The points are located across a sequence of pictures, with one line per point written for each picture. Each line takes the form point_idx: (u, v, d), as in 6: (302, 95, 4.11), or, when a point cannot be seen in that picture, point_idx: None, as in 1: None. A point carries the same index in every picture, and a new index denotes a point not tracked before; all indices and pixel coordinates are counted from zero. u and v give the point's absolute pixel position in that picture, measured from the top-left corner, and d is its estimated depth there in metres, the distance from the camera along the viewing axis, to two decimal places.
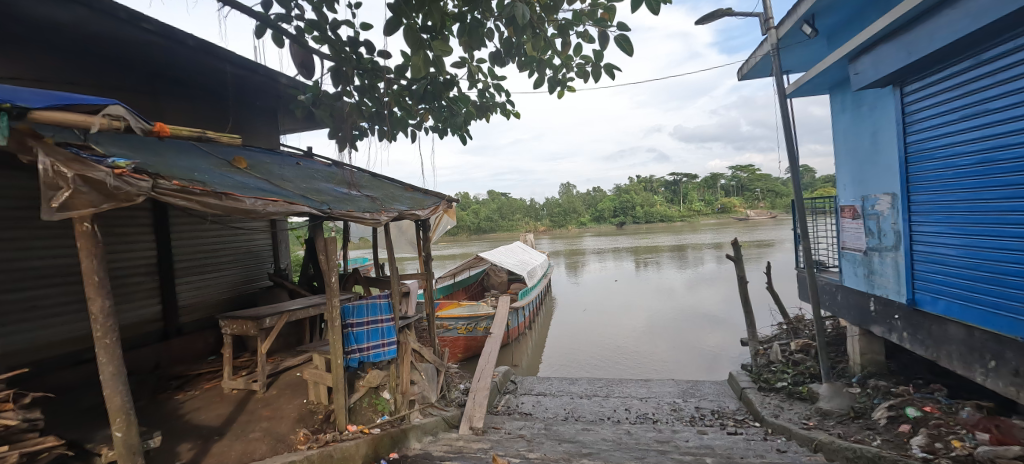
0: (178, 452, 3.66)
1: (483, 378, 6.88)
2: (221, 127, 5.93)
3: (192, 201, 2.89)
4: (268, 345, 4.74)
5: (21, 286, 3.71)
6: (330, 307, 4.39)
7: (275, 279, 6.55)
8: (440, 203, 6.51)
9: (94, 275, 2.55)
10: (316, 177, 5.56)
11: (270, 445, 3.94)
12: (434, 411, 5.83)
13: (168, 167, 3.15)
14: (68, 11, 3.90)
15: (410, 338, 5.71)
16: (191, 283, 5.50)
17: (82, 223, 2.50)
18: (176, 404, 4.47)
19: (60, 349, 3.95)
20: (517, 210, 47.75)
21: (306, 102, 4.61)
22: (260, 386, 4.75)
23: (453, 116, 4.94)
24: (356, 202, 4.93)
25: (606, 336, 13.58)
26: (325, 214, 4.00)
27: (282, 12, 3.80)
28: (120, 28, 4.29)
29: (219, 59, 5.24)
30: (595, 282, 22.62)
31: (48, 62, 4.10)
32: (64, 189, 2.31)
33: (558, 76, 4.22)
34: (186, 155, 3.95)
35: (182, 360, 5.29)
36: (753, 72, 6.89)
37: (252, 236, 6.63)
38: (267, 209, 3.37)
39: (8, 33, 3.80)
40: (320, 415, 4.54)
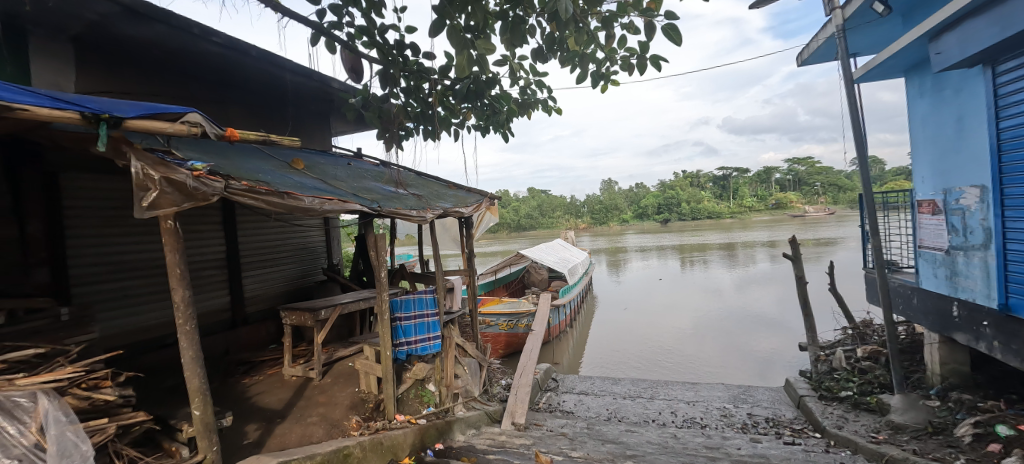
0: (246, 432, 3.97)
1: (525, 375, 6.92)
2: (280, 130, 6.31)
3: (258, 201, 3.11)
4: (323, 336, 5.01)
5: (116, 276, 4.16)
6: (380, 301, 4.58)
7: (329, 274, 6.92)
8: (484, 201, 6.58)
9: (177, 268, 2.83)
10: (366, 176, 5.80)
11: (326, 430, 4.18)
12: (477, 406, 5.94)
13: (236, 169, 3.41)
14: (152, 29, 4.30)
15: (454, 333, 5.85)
16: (254, 277, 5.92)
17: (167, 221, 2.77)
18: (244, 387, 4.84)
19: (148, 334, 4.39)
20: (558, 207, 47.47)
21: (356, 104, 4.82)
22: (316, 374, 5.04)
23: (495, 114, 4.97)
24: (403, 200, 5.09)
25: (650, 336, 13.20)
26: (375, 212, 4.16)
27: (335, 20, 4.00)
28: (194, 42, 4.66)
29: (279, 67, 5.57)
30: (638, 280, 22.05)
31: (133, 76, 4.55)
32: (152, 190, 2.56)
33: (602, 70, 4.12)
34: (251, 157, 4.25)
35: (248, 347, 5.71)
36: (815, 56, 6.42)
37: (308, 233, 7.02)
38: (323, 207, 3.56)
39: (101, 51, 4.27)
40: (371, 403, 4.76)
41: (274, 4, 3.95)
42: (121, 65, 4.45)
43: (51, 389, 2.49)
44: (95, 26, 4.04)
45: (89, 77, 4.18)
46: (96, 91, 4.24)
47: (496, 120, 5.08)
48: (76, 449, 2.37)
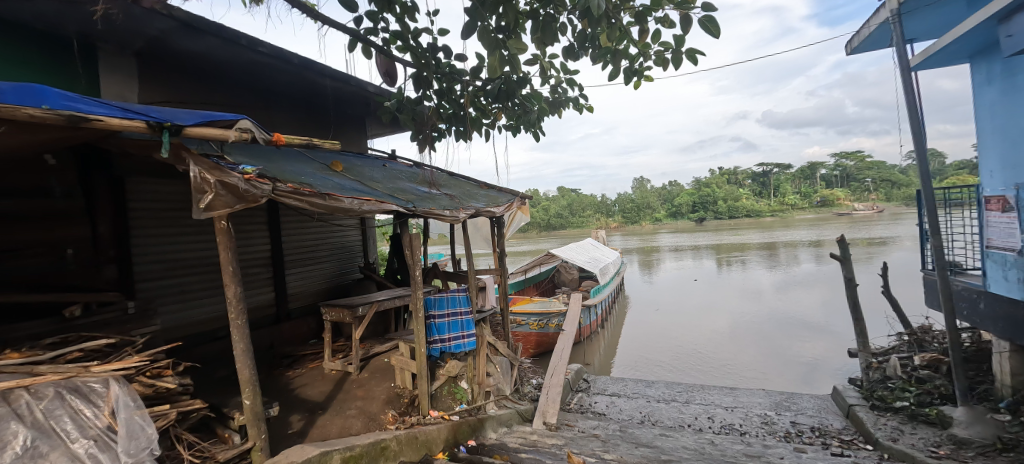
0: (290, 422, 4.18)
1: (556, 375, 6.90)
2: (319, 133, 6.54)
3: (303, 202, 3.26)
4: (361, 332, 5.19)
5: (175, 273, 4.46)
6: (415, 299, 4.69)
7: (365, 272, 7.14)
8: (515, 200, 6.61)
9: (229, 266, 3.01)
10: (400, 177, 5.95)
11: (364, 423, 4.33)
12: (509, 404, 5.98)
13: (281, 172, 3.59)
14: (205, 42, 4.56)
15: (487, 331, 5.94)
16: (297, 274, 6.19)
17: (220, 221, 2.95)
18: (287, 380, 5.09)
19: (203, 327, 4.68)
20: (589, 206, 46.90)
21: (390, 107, 4.96)
22: (354, 369, 5.22)
23: (526, 113, 4.99)
24: (437, 200, 5.19)
25: (685, 339, 12.84)
26: (410, 212, 4.27)
27: (371, 26, 4.13)
28: (242, 53, 4.89)
29: (319, 74, 5.78)
30: (673, 280, 21.50)
31: (187, 86, 4.85)
32: (208, 193, 2.74)
33: (636, 66, 4.05)
34: (294, 161, 4.45)
35: (291, 341, 5.99)
36: (866, 44, 6.06)
37: (345, 233, 7.27)
38: (362, 208, 3.69)
39: (160, 64, 4.59)
40: (406, 399, 4.90)
41: (315, 13, 4.13)
42: (176, 76, 4.75)
43: (121, 377, 2.71)
44: (154, 41, 4.34)
45: (150, 88, 4.50)
46: (155, 102, 4.56)
47: (527, 120, 5.09)
48: (143, 431, 2.57)
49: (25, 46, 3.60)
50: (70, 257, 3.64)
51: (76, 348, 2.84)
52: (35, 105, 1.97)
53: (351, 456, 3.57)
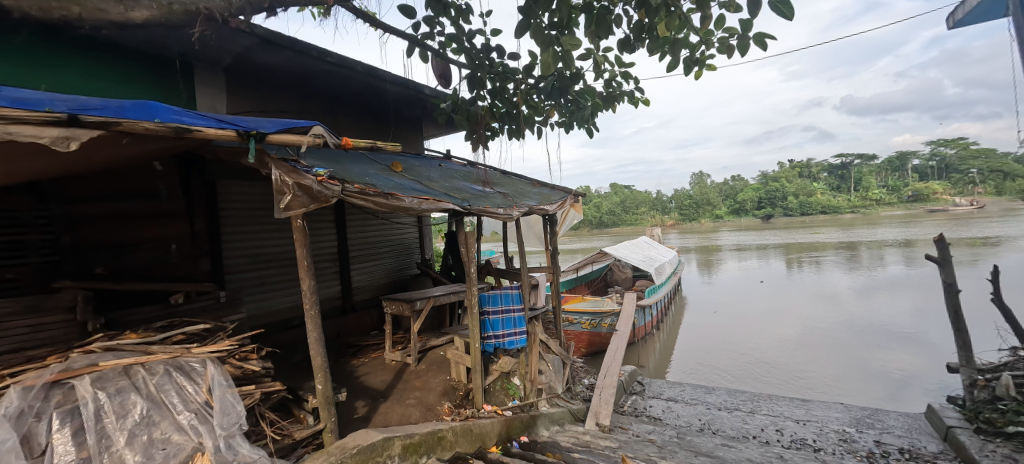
0: (356, 407, 4.48)
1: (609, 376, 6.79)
2: (380, 136, 6.90)
3: (368, 201, 3.48)
4: (418, 325, 5.42)
5: (257, 266, 4.91)
6: (470, 295, 4.82)
7: (422, 268, 7.44)
8: (568, 198, 6.58)
9: (304, 261, 3.28)
10: (455, 177, 6.13)
11: (422, 412, 4.53)
12: (561, 403, 5.99)
13: (347, 173, 3.84)
14: (282, 56, 4.95)
15: (539, 329, 5.95)
16: (360, 269, 6.58)
17: (296, 219, 3.21)
18: (353, 368, 5.43)
19: (281, 316, 5.12)
20: (643, 203, 45.32)
21: (446, 109, 5.13)
22: (413, 360, 5.47)
23: (580, 109, 4.95)
24: (490, 198, 5.30)
25: (749, 345, 12.09)
26: (466, 211, 4.39)
27: (428, 31, 4.30)
28: (313, 63, 5.26)
29: (381, 80, 6.05)
30: (735, 282, 20.33)
31: (265, 96, 5.31)
32: (287, 194, 3.00)
33: (696, 55, 3.89)
34: (359, 163, 4.73)
35: (355, 332, 6.38)
36: (973, 16, 5.34)
37: (403, 230, 7.60)
38: (421, 207, 3.86)
39: (244, 77, 5.06)
40: (461, 392, 5.06)
41: (376, 22, 4.36)
42: (256, 88, 5.21)
43: (214, 358, 3.04)
44: (239, 57, 4.79)
45: (235, 99, 4.98)
46: (239, 112, 5.03)
47: (580, 116, 5.05)
48: (233, 408, 2.79)
49: (136, 69, 4.16)
50: (174, 251, 4.12)
51: (179, 331, 3.24)
52: (150, 119, 2.24)
53: (410, 444, 3.75)
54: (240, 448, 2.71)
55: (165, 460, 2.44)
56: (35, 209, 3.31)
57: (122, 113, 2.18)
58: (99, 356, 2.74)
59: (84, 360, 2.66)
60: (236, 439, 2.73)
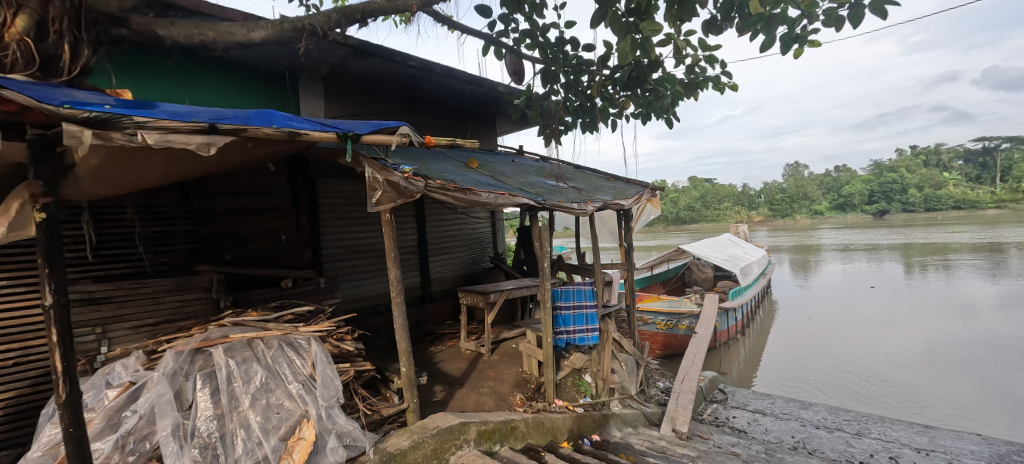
0: (434, 391, 4.74)
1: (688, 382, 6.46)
2: (457, 134, 7.17)
3: (449, 196, 3.66)
4: (492, 317, 5.58)
5: (350, 256, 5.39)
6: (543, 289, 4.87)
7: (495, 262, 7.65)
8: (644, 192, 6.35)
9: (391, 252, 3.55)
10: (528, 172, 6.21)
11: (495, 401, 4.69)
12: (635, 405, 5.83)
13: (429, 170, 4.06)
14: (370, 63, 5.34)
15: (612, 327, 5.83)
16: (438, 261, 6.92)
17: (386, 213, 3.48)
18: (431, 355, 5.75)
19: (369, 302, 5.56)
20: (727, 197, 42.00)
21: (520, 105, 5.19)
22: (486, 350, 5.66)
23: (658, 99, 4.73)
24: (564, 193, 5.29)
25: (855, 358, 10.76)
26: (540, 206, 4.43)
27: (503, 29, 4.40)
28: (397, 68, 5.59)
29: (459, 80, 6.27)
30: (838, 286, 18.13)
31: (356, 101, 5.77)
32: (378, 190, 3.28)
33: (796, 31, 3.53)
34: (439, 160, 4.98)
35: (433, 320, 6.75)
36: None
37: (478, 225, 7.85)
38: (498, 201, 3.97)
39: (338, 84, 5.54)
40: (533, 385, 5.15)
41: (455, 24, 4.54)
42: (349, 94, 5.70)
43: (317, 337, 3.41)
44: (335, 66, 5.27)
45: (331, 105, 5.49)
46: (335, 116, 5.55)
47: (659, 106, 4.82)
48: (332, 382, 3.12)
49: (255, 82, 4.77)
50: (284, 241, 4.56)
51: (289, 311, 3.69)
52: (269, 125, 2.57)
53: (485, 430, 3.90)
54: (338, 418, 3.04)
55: (279, 422, 2.81)
56: (181, 205, 3.95)
57: (248, 121, 2.52)
58: (229, 329, 3.23)
59: (218, 332, 3.15)
60: (334, 410, 3.05)
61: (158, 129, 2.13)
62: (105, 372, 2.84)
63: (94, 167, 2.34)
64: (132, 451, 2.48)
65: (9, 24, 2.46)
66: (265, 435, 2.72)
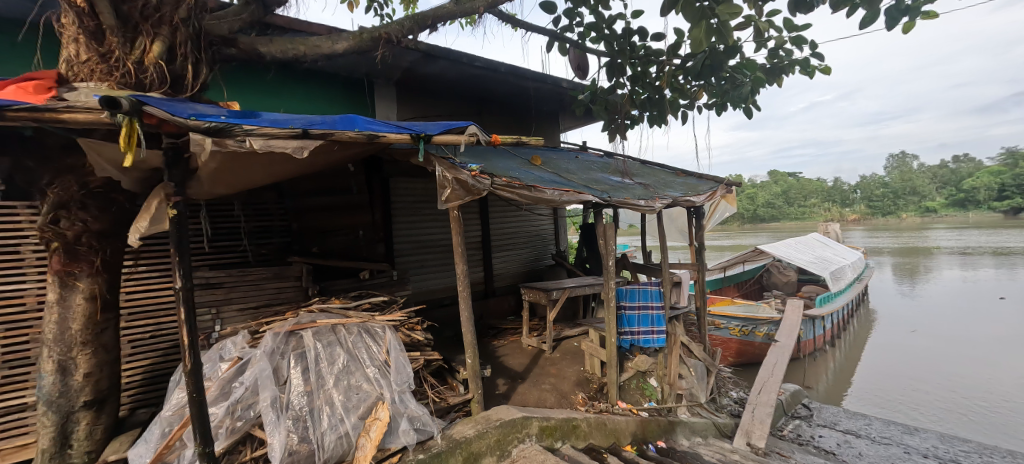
0: (497, 384, 4.87)
1: (766, 394, 6.01)
2: (521, 131, 7.26)
3: (514, 194, 3.74)
4: (554, 314, 5.59)
5: (419, 251, 5.68)
6: (607, 288, 4.80)
7: (557, 259, 7.64)
8: (719, 187, 6.00)
9: (459, 247, 3.70)
10: (593, 168, 6.15)
11: (557, 399, 4.70)
12: (705, 414, 5.53)
13: (494, 168, 4.16)
14: (439, 66, 5.54)
15: (680, 330, 5.60)
16: (501, 257, 7.07)
17: (455, 210, 3.64)
18: (494, 349, 5.90)
19: (436, 295, 5.81)
20: (814, 194, 38.13)
21: (584, 100, 5.14)
22: (548, 347, 5.69)
23: (736, 88, 4.43)
24: (630, 189, 5.17)
25: (975, 380, 9.34)
26: (606, 203, 4.37)
27: (567, 24, 4.38)
28: (464, 69, 5.73)
29: (524, 79, 6.31)
30: (954, 295, 15.76)
31: (425, 103, 6.05)
32: (447, 188, 3.44)
33: (905, 3, 3.14)
34: (504, 158, 5.09)
35: (496, 314, 6.91)
36: None
37: (540, 222, 7.89)
38: (563, 198, 3.99)
39: (409, 87, 5.84)
40: (595, 385, 5.10)
41: (519, 22, 4.60)
42: (419, 97, 5.99)
43: (391, 325, 3.66)
44: (406, 71, 5.54)
45: (403, 108, 5.81)
46: (407, 118, 5.86)
47: (737, 94, 4.52)
48: (405, 369, 3.34)
49: (337, 90, 5.21)
50: (361, 236, 5.03)
51: (366, 301, 3.99)
52: (351, 128, 2.79)
53: (547, 426, 3.94)
54: (409, 403, 3.27)
55: (359, 402, 3.08)
56: (276, 202, 4.40)
57: (334, 126, 2.76)
58: (317, 315, 3.57)
59: (308, 317, 3.50)
60: (406, 395, 3.27)
61: (263, 135, 2.41)
62: (219, 347, 3.27)
63: (211, 170, 2.70)
64: (240, 417, 2.88)
65: (147, 51, 2.85)
66: (346, 413, 3.00)
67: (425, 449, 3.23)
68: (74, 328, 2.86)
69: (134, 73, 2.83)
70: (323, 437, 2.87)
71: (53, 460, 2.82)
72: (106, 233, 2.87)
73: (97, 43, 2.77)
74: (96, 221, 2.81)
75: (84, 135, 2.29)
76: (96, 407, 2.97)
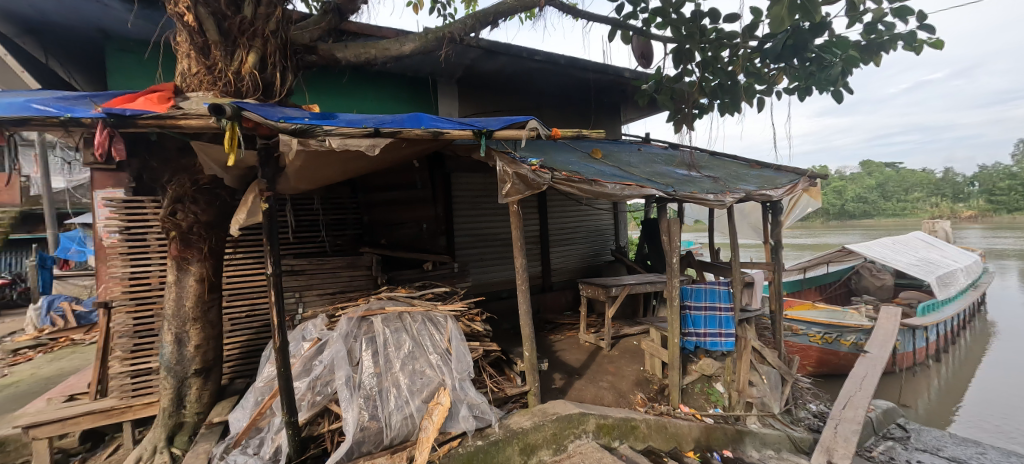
0: (554, 378, 4.89)
1: (851, 410, 5.35)
2: (581, 122, 7.16)
3: (574, 188, 3.73)
4: (613, 311, 5.48)
5: (479, 245, 5.83)
6: (670, 286, 4.64)
7: (617, 255, 7.46)
8: (799, 181, 5.51)
9: (519, 241, 3.76)
10: (656, 161, 5.94)
11: (615, 397, 4.63)
12: (779, 425, 5.07)
13: (554, 163, 4.17)
14: (500, 61, 5.56)
15: (751, 335, 5.24)
16: (559, 252, 7.05)
17: (514, 205, 3.70)
18: (551, 343, 5.95)
19: (495, 287, 5.95)
20: (918, 187, 33.62)
21: (648, 90, 4.95)
22: (606, 345, 5.61)
23: (824, 69, 4.05)
24: (697, 183, 4.92)
25: None
26: (670, 197, 4.20)
27: (631, 11, 4.26)
28: (525, 64, 5.70)
29: (585, 71, 6.16)
30: None
31: (485, 98, 6.17)
32: (507, 182, 3.51)
33: None
34: (563, 152, 5.08)
35: (553, 309, 6.93)
36: None
37: (600, 217, 7.74)
38: (624, 193, 3.90)
39: (471, 84, 5.99)
40: (656, 386, 4.95)
41: (581, 12, 4.55)
42: (480, 93, 6.13)
43: (453, 315, 3.81)
44: (468, 68, 5.66)
45: (465, 104, 5.98)
46: (468, 114, 6.03)
47: (825, 77, 4.12)
48: (465, 357, 3.47)
49: (403, 90, 5.49)
50: (425, 229, 5.27)
51: (430, 290, 4.19)
52: (418, 126, 2.93)
53: (605, 425, 3.91)
54: (468, 391, 3.41)
55: (422, 387, 3.26)
56: (350, 197, 4.73)
57: (402, 124, 2.90)
58: (385, 302, 3.82)
59: (378, 304, 3.75)
60: (466, 382, 3.41)
61: (340, 135, 2.62)
62: (302, 328, 3.60)
63: (297, 167, 2.99)
64: (319, 392, 3.17)
65: (244, 62, 3.20)
66: (411, 395, 3.20)
67: (484, 436, 3.39)
68: (187, 305, 3.30)
69: (234, 83, 3.18)
70: (390, 417, 3.09)
71: (171, 417, 3.29)
72: (211, 224, 3.25)
73: (205, 57, 3.15)
74: (205, 213, 3.19)
75: (196, 138, 2.64)
76: (204, 374, 3.41)
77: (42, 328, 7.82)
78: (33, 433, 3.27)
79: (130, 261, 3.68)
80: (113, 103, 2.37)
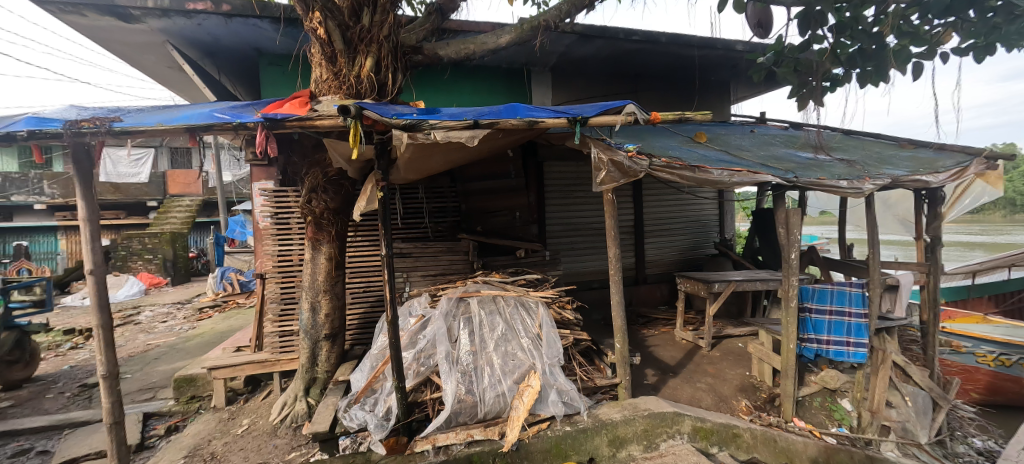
0: (646, 374, 4.76)
1: (1015, 449, 4.06)
2: (683, 104, 6.71)
3: (674, 175, 3.58)
4: (714, 309, 5.11)
5: (571, 234, 5.86)
6: (786, 285, 4.19)
7: (721, 248, 6.91)
8: (970, 163, 4.52)
9: (613, 229, 3.71)
10: (772, 143, 5.36)
11: (715, 401, 4.35)
12: (926, 458, 4.23)
13: (651, 148, 4.03)
14: (595, 46, 5.43)
15: (892, 347, 4.49)
16: (655, 244, 6.77)
17: (608, 193, 3.65)
18: (643, 337, 5.78)
19: (586, 277, 5.93)
20: None
21: (766, 63, 4.43)
22: (705, 344, 5.29)
23: (1014, 21, 3.26)
24: (825, 168, 4.34)
25: None
26: (789, 184, 3.79)
27: None
28: (621, 46, 5.49)
29: (688, 48, 5.71)
30: None
31: (578, 85, 6.12)
32: (602, 170, 3.48)
33: None
34: (663, 137, 4.85)
35: (646, 303, 6.71)
36: None
37: (703, 207, 7.21)
38: (733, 179, 3.62)
39: (565, 71, 5.98)
40: (764, 394, 4.54)
41: None
42: (575, 80, 6.10)
43: (544, 301, 3.90)
44: (561, 56, 5.64)
45: (558, 92, 6.01)
46: (562, 102, 6.05)
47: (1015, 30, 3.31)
48: (555, 344, 3.56)
49: (499, 82, 5.69)
50: (518, 217, 5.41)
51: (523, 277, 4.34)
52: (514, 117, 3.03)
53: (702, 428, 3.72)
54: (558, 377, 3.50)
55: (514, 368, 3.43)
56: (450, 186, 5.07)
57: (500, 115, 3.03)
58: (481, 285, 4.05)
59: (474, 287, 3.99)
60: (556, 369, 3.51)
61: (443, 128, 2.85)
62: (409, 305, 3.98)
63: (407, 159, 3.30)
64: (423, 363, 3.51)
65: (362, 67, 3.60)
66: (503, 375, 3.38)
67: (573, 423, 3.48)
68: (320, 279, 3.87)
69: (355, 86, 3.60)
70: (484, 393, 3.31)
71: (308, 372, 3.91)
72: (337, 210, 3.75)
73: (333, 65, 3.62)
74: (333, 201, 3.70)
75: (327, 136, 3.07)
76: (331, 339, 3.97)
77: (217, 291, 9.77)
78: (214, 373, 4.14)
79: (278, 240, 4.41)
80: (268, 109, 2.86)
